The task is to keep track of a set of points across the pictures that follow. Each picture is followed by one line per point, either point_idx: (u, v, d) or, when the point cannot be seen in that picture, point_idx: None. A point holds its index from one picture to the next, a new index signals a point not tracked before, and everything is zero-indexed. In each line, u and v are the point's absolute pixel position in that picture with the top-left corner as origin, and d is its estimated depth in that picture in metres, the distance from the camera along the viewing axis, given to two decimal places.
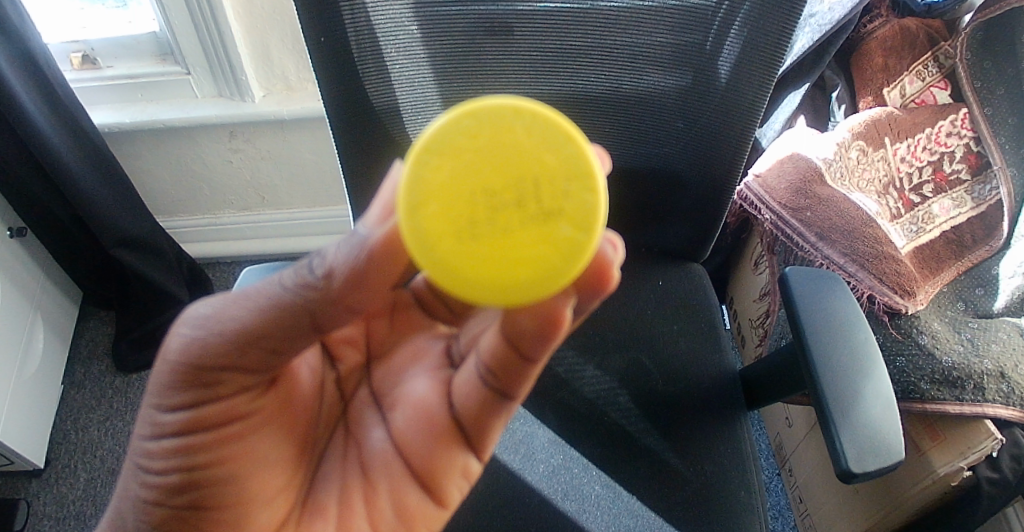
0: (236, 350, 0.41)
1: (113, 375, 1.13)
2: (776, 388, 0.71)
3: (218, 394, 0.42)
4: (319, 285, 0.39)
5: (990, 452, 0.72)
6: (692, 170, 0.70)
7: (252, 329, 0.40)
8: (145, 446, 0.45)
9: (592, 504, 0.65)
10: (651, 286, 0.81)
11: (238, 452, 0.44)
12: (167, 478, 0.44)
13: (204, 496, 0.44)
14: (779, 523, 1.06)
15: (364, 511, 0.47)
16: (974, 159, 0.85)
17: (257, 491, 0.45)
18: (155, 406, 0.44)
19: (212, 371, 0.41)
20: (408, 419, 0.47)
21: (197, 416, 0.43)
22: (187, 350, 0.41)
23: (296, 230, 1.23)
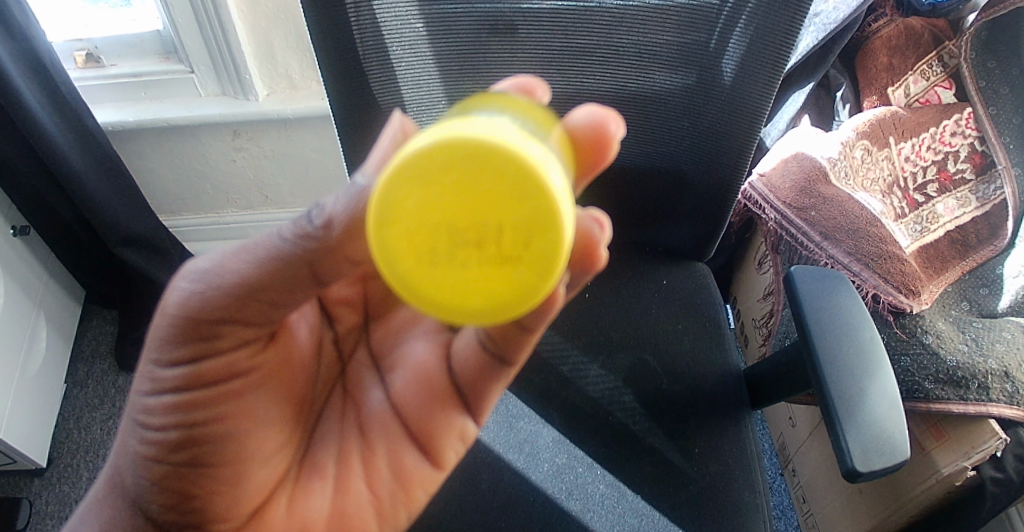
0: (238, 302, 0.38)
1: (116, 374, 1.13)
2: (781, 387, 0.71)
3: (219, 349, 0.41)
4: (320, 234, 0.36)
5: (996, 452, 0.72)
6: (697, 169, 0.70)
7: (256, 279, 0.37)
8: (143, 402, 0.42)
9: (596, 504, 0.65)
10: (655, 285, 0.81)
11: (240, 409, 0.43)
12: (164, 434, 0.42)
13: (205, 454, 0.43)
14: (782, 523, 1.05)
15: (361, 471, 0.49)
16: (979, 159, 0.84)
17: (259, 448, 0.45)
18: (154, 360, 0.41)
19: (215, 324, 0.39)
20: (408, 383, 0.49)
21: (198, 370, 0.41)
22: (185, 301, 0.38)
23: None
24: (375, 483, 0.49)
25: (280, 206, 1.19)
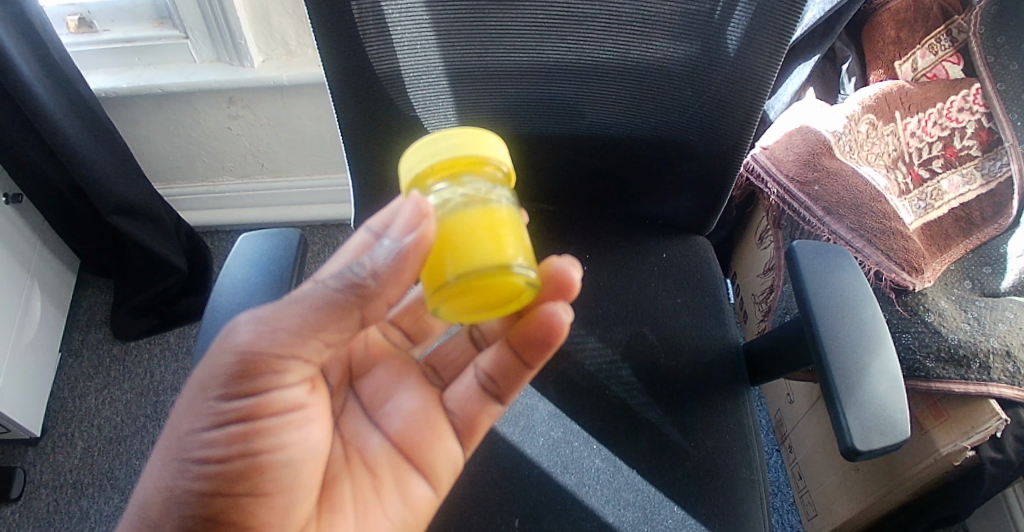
0: (301, 339, 0.43)
1: (110, 343, 1.12)
2: (779, 363, 0.71)
3: (279, 384, 0.45)
4: (365, 288, 0.42)
5: (995, 432, 0.72)
6: (701, 140, 0.68)
7: (319, 325, 0.43)
8: (199, 438, 0.44)
9: (592, 479, 0.66)
10: (655, 258, 0.80)
11: (293, 441, 0.46)
12: (208, 469, 0.44)
13: (249, 492, 0.44)
14: (777, 499, 1.04)
15: (373, 504, 0.50)
16: (985, 135, 0.82)
17: (301, 481, 0.47)
18: (215, 395, 0.43)
19: (279, 361, 0.43)
20: (411, 419, 0.52)
21: (262, 403, 0.44)
22: (252, 342, 0.42)
23: (297, 199, 1.22)
24: (390, 516, 0.51)
25: (276, 175, 1.18)
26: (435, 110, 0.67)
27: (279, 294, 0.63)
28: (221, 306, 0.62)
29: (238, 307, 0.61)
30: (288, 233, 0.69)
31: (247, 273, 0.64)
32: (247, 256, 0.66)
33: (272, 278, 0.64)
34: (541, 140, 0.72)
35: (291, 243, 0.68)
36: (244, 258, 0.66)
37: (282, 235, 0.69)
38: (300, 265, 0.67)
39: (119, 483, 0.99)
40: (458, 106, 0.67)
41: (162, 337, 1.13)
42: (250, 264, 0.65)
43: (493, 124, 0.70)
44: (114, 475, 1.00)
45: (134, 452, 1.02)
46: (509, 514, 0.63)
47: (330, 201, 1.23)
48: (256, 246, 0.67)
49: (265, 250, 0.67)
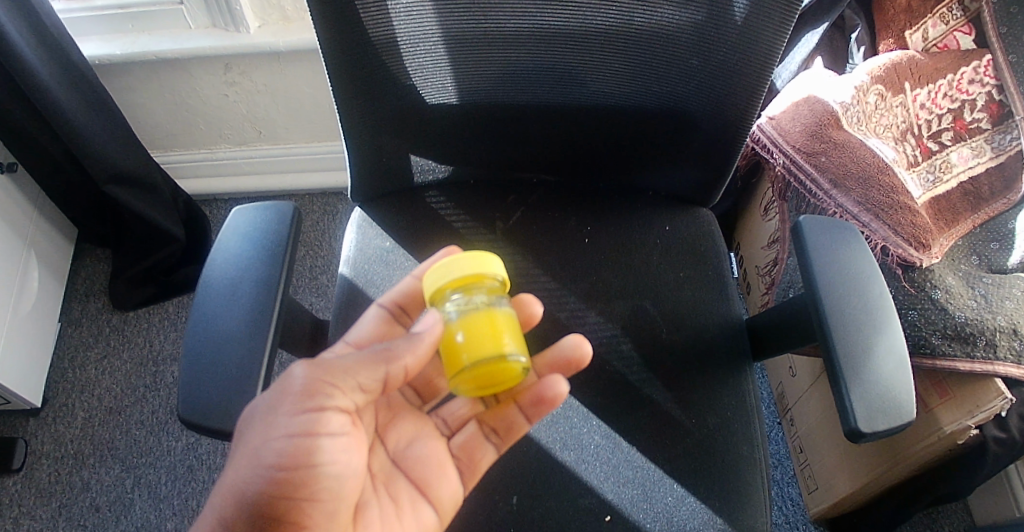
0: (350, 380, 0.47)
1: (109, 313, 1.12)
2: (783, 339, 0.70)
3: (332, 406, 0.46)
4: (395, 351, 0.48)
5: (1000, 411, 0.72)
6: (706, 111, 0.66)
7: (364, 373, 0.47)
8: (267, 446, 0.45)
9: (591, 455, 0.66)
10: (655, 231, 0.77)
11: (336, 462, 0.46)
12: (276, 475, 0.45)
13: (309, 496, 0.45)
14: (777, 472, 1.04)
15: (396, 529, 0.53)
16: (996, 108, 0.80)
17: (344, 501, 0.48)
18: (282, 413, 0.45)
19: (334, 387, 0.46)
20: (428, 458, 0.56)
21: (319, 424, 0.46)
22: (312, 373, 0.46)
23: (295, 166, 1.21)
24: None
25: (274, 142, 1.17)
26: (431, 78, 0.64)
27: (272, 269, 0.62)
28: (214, 283, 0.62)
29: (230, 284, 0.61)
30: (283, 206, 0.68)
31: (240, 248, 0.64)
32: (240, 231, 0.65)
33: (267, 254, 0.63)
34: (541, 112, 0.69)
35: (285, 217, 0.67)
36: (237, 233, 0.65)
37: (275, 209, 0.67)
38: (295, 238, 0.66)
39: (120, 454, 0.99)
40: (455, 74, 0.64)
41: (161, 306, 1.12)
42: (244, 239, 0.65)
43: (492, 94, 0.67)
44: (115, 446, 1.00)
45: (134, 422, 1.02)
46: (508, 490, 0.64)
47: (330, 168, 1.22)
48: (250, 220, 0.66)
49: (260, 224, 0.66)
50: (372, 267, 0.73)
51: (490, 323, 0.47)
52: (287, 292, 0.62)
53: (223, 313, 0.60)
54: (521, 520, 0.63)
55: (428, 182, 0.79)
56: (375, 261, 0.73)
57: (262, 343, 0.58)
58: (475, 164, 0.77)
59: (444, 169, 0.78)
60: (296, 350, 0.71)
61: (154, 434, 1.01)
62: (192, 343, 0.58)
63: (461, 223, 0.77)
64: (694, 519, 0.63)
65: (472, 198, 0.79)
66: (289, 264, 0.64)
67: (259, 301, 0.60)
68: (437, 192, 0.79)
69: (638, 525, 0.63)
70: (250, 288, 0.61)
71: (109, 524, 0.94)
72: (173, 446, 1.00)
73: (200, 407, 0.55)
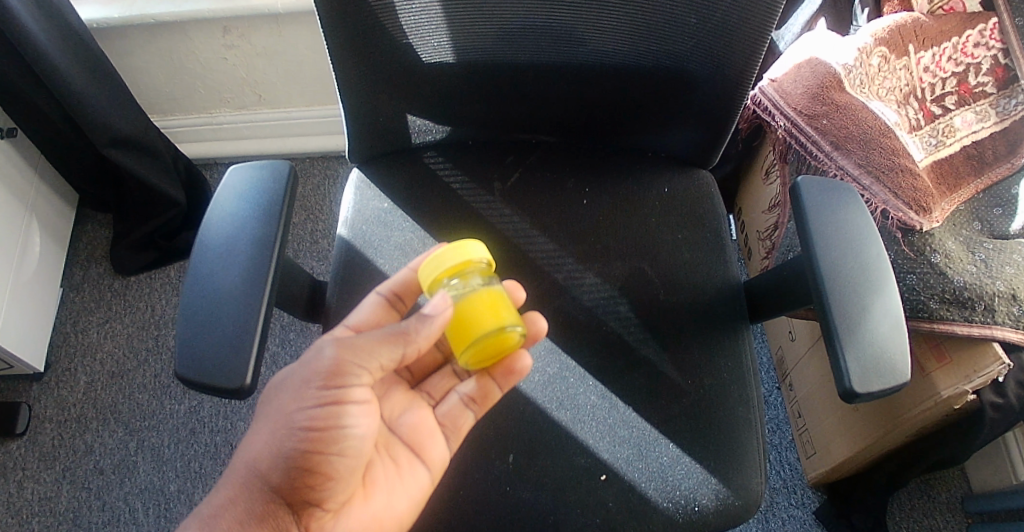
0: (373, 356, 0.51)
1: (111, 278, 1.12)
2: (782, 300, 0.69)
3: (356, 381, 0.50)
4: (410, 333, 0.50)
5: (997, 376, 0.72)
6: (706, 70, 0.65)
7: (383, 351, 0.51)
8: (298, 411, 0.49)
9: (587, 416, 0.66)
10: (654, 194, 0.77)
11: (355, 429, 0.50)
12: (305, 437, 0.49)
13: (337, 454, 0.49)
14: (775, 436, 1.04)
15: (399, 483, 0.57)
16: (1001, 72, 0.79)
17: (359, 460, 0.52)
18: (314, 385, 0.49)
19: (359, 365, 0.50)
20: (421, 425, 0.60)
21: (343, 395, 0.50)
22: (341, 353, 0.50)
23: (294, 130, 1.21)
24: (410, 497, 0.56)
25: (274, 105, 1.17)
26: (428, 37, 0.63)
27: (268, 228, 0.62)
28: (210, 241, 0.62)
29: (227, 242, 0.61)
30: (279, 164, 0.67)
31: (236, 207, 0.64)
32: (237, 189, 0.65)
33: (263, 213, 0.63)
34: (539, 72, 0.68)
35: (281, 175, 0.66)
36: (233, 192, 0.65)
37: (271, 167, 0.67)
38: (291, 197, 0.66)
39: (122, 417, 1.01)
40: (452, 33, 0.63)
41: (163, 271, 1.13)
42: (240, 197, 0.65)
43: (489, 54, 0.65)
44: (117, 410, 1.01)
45: (137, 386, 1.03)
46: (504, 449, 0.65)
47: (330, 132, 1.22)
48: (247, 178, 0.66)
49: (256, 183, 0.66)
50: (369, 229, 0.74)
51: (490, 304, 0.53)
52: (283, 250, 0.62)
53: (218, 272, 0.60)
54: (517, 479, 0.64)
55: (426, 143, 0.79)
56: (372, 222, 0.74)
57: (258, 302, 0.58)
58: (473, 124, 0.76)
59: (442, 129, 0.77)
60: (294, 310, 0.71)
61: (157, 398, 1.02)
62: (190, 302, 0.59)
63: (458, 184, 0.77)
64: (689, 478, 0.64)
65: (471, 157, 0.79)
66: (285, 223, 0.64)
67: (255, 259, 0.60)
68: (435, 152, 0.79)
69: (634, 483, 0.64)
70: (244, 248, 0.61)
71: (113, 486, 0.97)
72: (175, 410, 1.02)
73: (197, 365, 0.56)
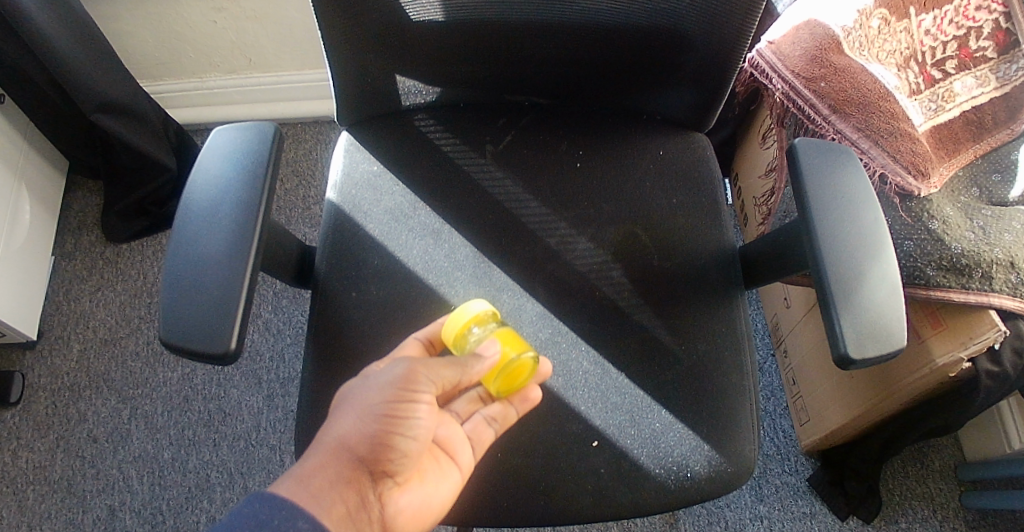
0: (440, 370, 0.53)
1: (102, 245, 1.11)
2: (777, 265, 0.69)
3: (425, 389, 0.52)
4: (469, 361, 0.54)
5: (993, 344, 0.72)
6: (702, 28, 0.64)
7: (446, 367, 0.53)
8: (375, 403, 0.51)
9: (581, 381, 0.66)
10: (649, 157, 0.76)
11: (417, 424, 0.52)
12: (378, 427, 0.51)
13: (405, 436, 0.51)
14: (770, 403, 1.04)
15: (438, 481, 0.56)
16: (1003, 36, 0.74)
17: (416, 451, 0.53)
18: (386, 388, 0.52)
19: (427, 375, 0.52)
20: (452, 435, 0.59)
21: (411, 397, 0.52)
22: (412, 366, 0.52)
23: (286, 94, 1.20)
24: (447, 495, 0.57)
25: (265, 69, 1.15)
26: None
27: (252, 191, 0.61)
28: (195, 206, 0.61)
29: (211, 206, 0.61)
30: (264, 126, 0.66)
31: (221, 169, 0.63)
32: (222, 151, 0.64)
33: (248, 176, 0.62)
34: (531, 32, 0.66)
35: (266, 137, 0.65)
36: (218, 154, 0.64)
37: (257, 129, 0.66)
38: (276, 160, 0.64)
39: (115, 385, 1.01)
40: None
41: (155, 239, 1.12)
42: (224, 160, 0.63)
43: (480, 11, 0.64)
44: (110, 378, 1.01)
45: (130, 354, 1.03)
46: None
47: (321, 96, 1.21)
48: (231, 141, 0.65)
49: (241, 146, 0.64)
50: (362, 191, 0.73)
51: (510, 337, 0.59)
52: (269, 212, 0.62)
53: (203, 237, 0.59)
54: (509, 444, 0.63)
55: (417, 104, 0.78)
56: (362, 183, 0.74)
57: (242, 265, 0.58)
58: (466, 85, 0.75)
59: (432, 92, 0.76)
60: (284, 274, 0.70)
61: (150, 367, 1.02)
62: (174, 267, 0.58)
63: (449, 146, 0.76)
64: (681, 445, 0.64)
65: (464, 117, 0.78)
66: (270, 186, 0.63)
67: (240, 222, 0.59)
68: (425, 114, 0.78)
69: (626, 449, 0.63)
70: (229, 212, 0.60)
71: (107, 454, 0.97)
72: (168, 377, 1.02)
73: (183, 331, 0.56)
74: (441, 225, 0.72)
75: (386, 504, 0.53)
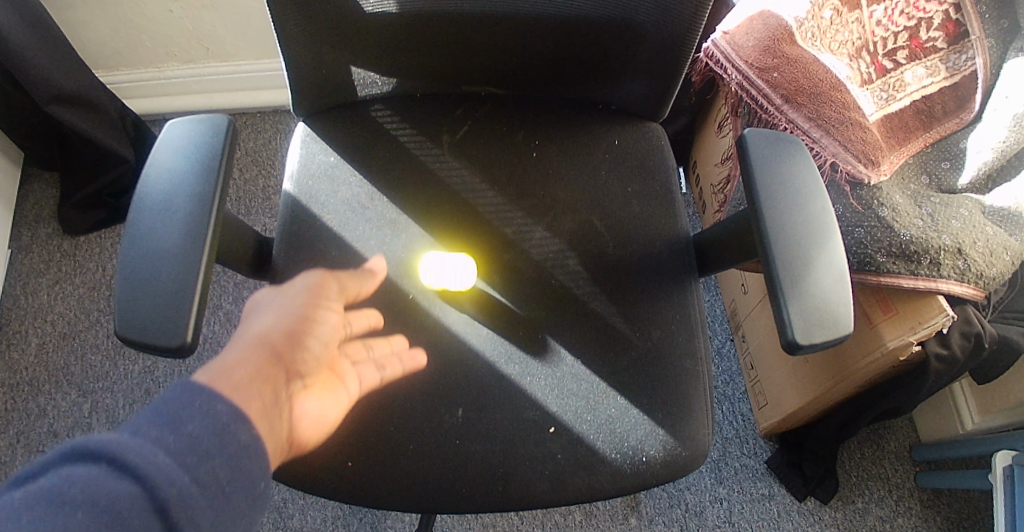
0: (325, 306, 0.62)
1: (59, 239, 1.10)
2: (729, 253, 0.70)
3: (320, 312, 0.60)
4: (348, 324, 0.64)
5: (941, 328, 0.74)
6: (652, 19, 0.64)
7: (327, 306, 0.62)
8: (260, 304, 0.60)
9: (537, 368, 0.67)
10: (605, 147, 0.77)
11: (314, 351, 0.57)
12: (272, 330, 0.56)
13: (305, 333, 0.57)
14: (728, 388, 1.06)
15: (337, 391, 0.58)
16: (952, 27, 0.76)
17: (311, 366, 0.56)
18: (272, 306, 0.60)
19: (317, 304, 0.61)
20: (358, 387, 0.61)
21: (300, 315, 0.59)
22: (310, 278, 0.64)
23: (246, 84, 1.19)
24: (345, 394, 0.59)
25: (224, 59, 1.14)
26: None
27: (206, 184, 0.61)
28: (149, 199, 0.61)
29: (164, 199, 0.60)
30: (218, 119, 0.66)
31: (174, 162, 0.63)
32: (175, 145, 0.64)
33: (201, 169, 0.62)
34: (483, 23, 0.66)
35: (220, 130, 0.65)
36: (171, 147, 0.63)
37: (210, 122, 0.66)
38: (231, 153, 0.64)
39: (76, 379, 1.00)
40: None
41: (114, 231, 1.11)
42: (178, 153, 0.63)
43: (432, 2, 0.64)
44: (70, 372, 1.01)
45: (89, 347, 1.03)
46: (452, 403, 0.65)
47: (280, 87, 1.20)
48: (184, 134, 0.65)
49: (194, 138, 0.64)
50: (316, 181, 0.73)
51: None
52: (223, 204, 0.62)
53: (156, 230, 0.59)
54: (466, 431, 0.64)
55: (373, 95, 0.78)
56: (317, 173, 0.73)
57: (196, 257, 0.58)
58: (420, 77, 0.75)
59: (387, 82, 0.76)
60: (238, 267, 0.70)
61: (111, 360, 1.02)
62: (127, 260, 0.58)
63: (406, 137, 0.76)
64: (636, 430, 0.65)
65: (418, 107, 0.78)
66: (225, 179, 0.63)
67: (193, 214, 0.59)
68: (382, 105, 0.78)
69: (581, 435, 0.64)
70: (182, 205, 0.60)
71: None
72: (130, 370, 1.02)
73: (137, 324, 0.55)
74: (397, 216, 0.72)
75: (288, 401, 0.54)
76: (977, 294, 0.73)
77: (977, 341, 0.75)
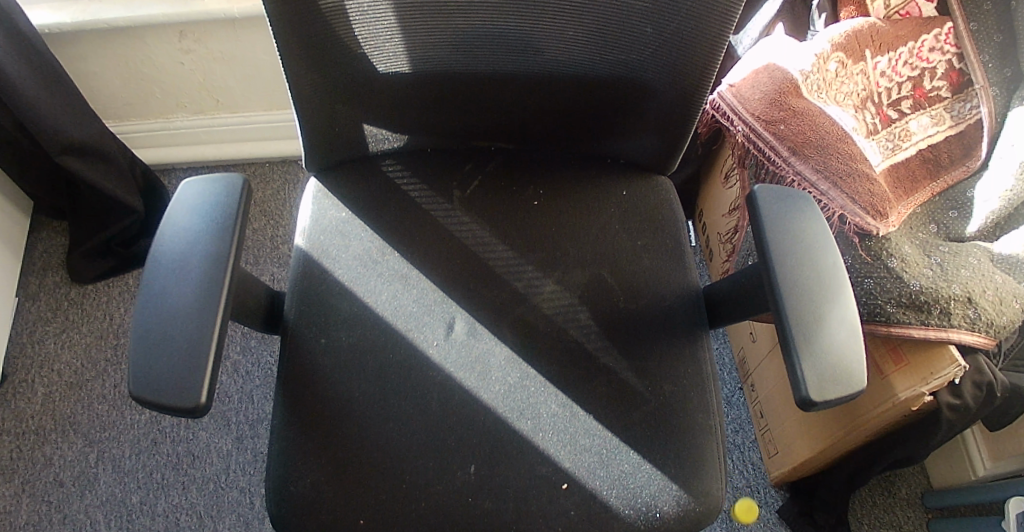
0: None
1: (66, 287, 1.10)
2: (742, 308, 0.69)
3: None
4: None
5: (953, 378, 0.73)
6: (662, 80, 0.65)
7: None
8: None
9: (550, 424, 0.66)
10: (614, 200, 0.77)
11: None
12: None
13: None
14: (737, 436, 1.05)
15: None
16: (955, 77, 0.81)
17: None
18: None
19: None
20: None
21: None
22: None
23: (255, 135, 1.20)
24: None
25: (233, 111, 1.16)
26: (381, 45, 0.62)
27: (221, 242, 0.61)
28: (165, 257, 0.61)
29: (178, 258, 0.60)
30: (232, 177, 0.66)
31: (189, 221, 0.63)
32: (190, 203, 0.64)
33: (217, 228, 0.62)
34: (494, 81, 0.67)
35: (234, 188, 0.65)
36: (187, 205, 0.63)
37: (224, 180, 0.66)
38: (245, 210, 0.64)
39: (82, 428, 1.00)
40: (408, 45, 0.62)
41: (121, 279, 1.11)
42: (194, 211, 0.63)
43: (445, 63, 0.64)
44: (77, 420, 1.01)
45: (96, 396, 1.02)
46: (466, 459, 0.64)
47: (289, 136, 1.21)
48: (199, 192, 0.65)
49: (209, 197, 0.64)
50: (326, 238, 0.73)
51: None
52: (238, 264, 0.61)
53: (171, 290, 0.59)
54: (480, 489, 0.63)
55: (383, 151, 0.78)
56: (329, 230, 0.74)
57: (211, 318, 0.57)
58: (431, 133, 0.76)
59: (399, 138, 0.77)
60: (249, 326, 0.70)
61: (117, 408, 1.02)
62: (141, 321, 0.57)
63: (417, 193, 0.76)
64: (650, 485, 0.64)
65: (429, 163, 0.78)
66: (239, 237, 0.62)
67: (207, 276, 0.59)
68: (393, 161, 0.78)
69: (595, 491, 0.63)
70: (199, 264, 0.60)
71: (72, 498, 0.96)
72: (136, 420, 1.01)
73: (149, 383, 0.54)
74: (409, 271, 0.72)
75: None
76: (988, 343, 0.72)
77: (990, 392, 0.74)
